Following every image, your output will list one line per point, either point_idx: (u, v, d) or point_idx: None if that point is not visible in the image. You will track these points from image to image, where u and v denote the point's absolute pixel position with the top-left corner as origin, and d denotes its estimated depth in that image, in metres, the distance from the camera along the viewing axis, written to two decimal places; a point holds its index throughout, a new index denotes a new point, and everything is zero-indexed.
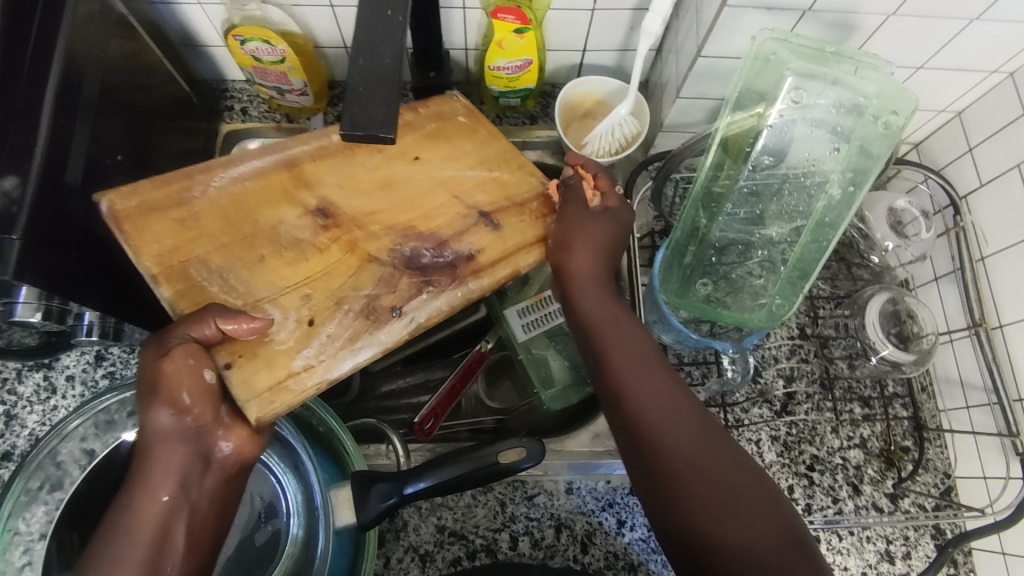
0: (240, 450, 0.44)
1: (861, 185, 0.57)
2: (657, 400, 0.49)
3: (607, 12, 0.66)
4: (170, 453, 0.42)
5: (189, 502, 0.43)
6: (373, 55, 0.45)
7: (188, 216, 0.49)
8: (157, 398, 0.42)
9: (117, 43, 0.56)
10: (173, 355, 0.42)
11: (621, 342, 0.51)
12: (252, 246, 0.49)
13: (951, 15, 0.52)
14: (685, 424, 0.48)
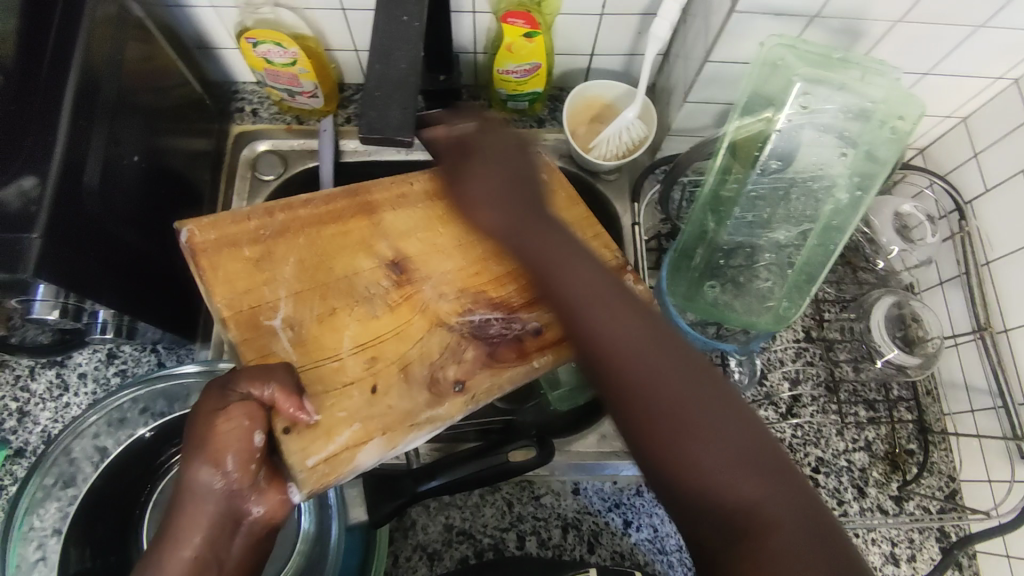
0: (272, 513, 0.43)
1: (868, 189, 0.57)
2: (619, 325, 0.43)
3: (616, 17, 0.67)
4: (206, 511, 0.42)
5: (217, 561, 0.43)
6: (389, 60, 0.46)
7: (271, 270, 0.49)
8: (197, 454, 0.41)
9: (133, 45, 0.57)
10: (230, 413, 0.41)
11: (577, 300, 0.45)
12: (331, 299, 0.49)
13: (957, 22, 0.52)
14: (652, 349, 0.42)
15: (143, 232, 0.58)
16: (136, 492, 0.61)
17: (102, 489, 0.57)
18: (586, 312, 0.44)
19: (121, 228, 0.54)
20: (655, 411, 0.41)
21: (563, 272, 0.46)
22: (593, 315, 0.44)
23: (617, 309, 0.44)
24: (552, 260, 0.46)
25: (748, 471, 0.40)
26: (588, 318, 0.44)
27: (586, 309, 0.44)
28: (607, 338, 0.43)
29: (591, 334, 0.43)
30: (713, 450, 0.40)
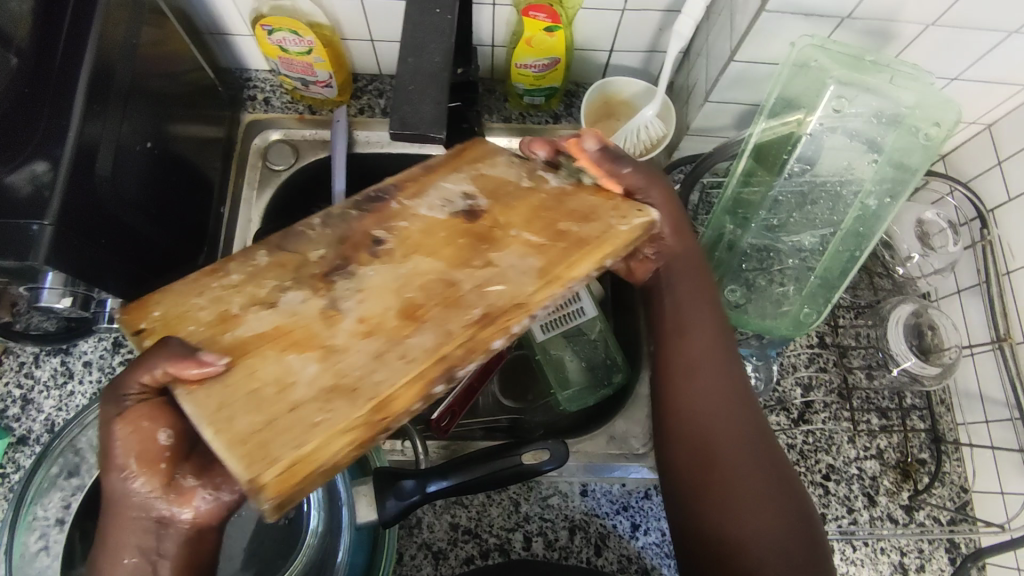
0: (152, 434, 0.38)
1: (898, 196, 0.56)
2: (722, 396, 0.52)
3: (638, 13, 0.66)
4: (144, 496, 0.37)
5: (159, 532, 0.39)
6: (422, 52, 0.46)
7: (292, 440, 0.34)
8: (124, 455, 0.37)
9: (148, 30, 0.56)
10: (125, 417, 0.38)
11: (692, 336, 0.53)
12: (268, 357, 0.37)
13: (989, 27, 0.51)
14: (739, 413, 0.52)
15: (154, 221, 0.58)
16: None
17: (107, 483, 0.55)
18: (697, 345, 0.53)
19: (132, 215, 0.54)
20: (722, 461, 0.50)
21: (690, 305, 0.54)
22: (705, 347, 0.53)
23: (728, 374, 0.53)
24: (680, 316, 0.54)
25: (764, 509, 0.49)
26: (700, 381, 0.52)
27: (704, 367, 0.53)
28: (705, 376, 0.52)
29: (687, 390, 0.52)
30: (750, 488, 0.50)
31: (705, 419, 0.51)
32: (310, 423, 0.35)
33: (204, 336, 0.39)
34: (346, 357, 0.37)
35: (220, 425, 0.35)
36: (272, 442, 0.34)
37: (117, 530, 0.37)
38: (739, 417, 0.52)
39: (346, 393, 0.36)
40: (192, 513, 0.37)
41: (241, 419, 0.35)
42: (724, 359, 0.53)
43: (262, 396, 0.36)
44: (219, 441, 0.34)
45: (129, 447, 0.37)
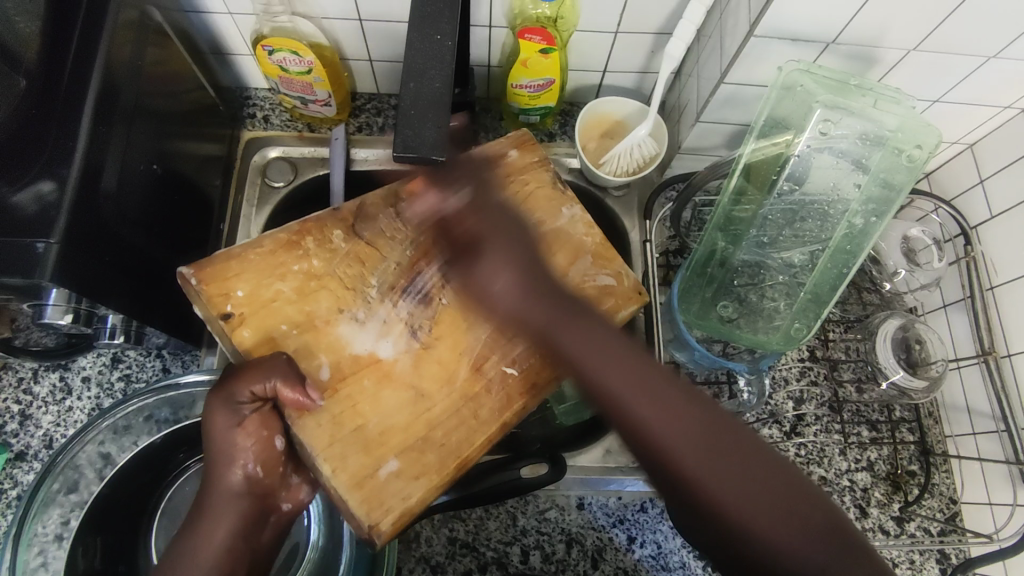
0: (250, 438, 0.46)
1: (883, 215, 0.58)
2: (566, 323, 0.47)
3: (631, 35, 0.68)
4: (238, 508, 0.46)
5: (247, 549, 0.47)
6: (423, 77, 0.47)
7: (398, 490, 0.45)
8: (221, 458, 0.45)
9: (152, 50, 0.57)
10: (246, 426, 0.45)
11: (531, 289, 0.48)
12: (367, 392, 0.48)
13: (968, 52, 0.53)
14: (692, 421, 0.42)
15: (155, 238, 0.58)
16: (144, 500, 0.61)
17: (109, 497, 0.57)
18: (564, 331, 0.46)
19: (133, 232, 0.54)
20: (702, 479, 0.41)
21: (523, 297, 0.48)
22: (520, 286, 0.48)
23: (605, 334, 0.46)
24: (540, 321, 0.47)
25: (721, 461, 0.41)
26: (381, 498, 0.45)
27: (381, 490, 0.45)
28: (516, 302, 0.48)
29: (630, 388, 0.43)
30: (674, 424, 0.42)
31: (626, 407, 0.43)
32: (410, 476, 0.46)
33: (300, 340, 0.49)
34: (439, 409, 0.48)
35: (333, 461, 0.45)
36: (384, 492, 0.45)
37: (221, 520, 0.45)
38: (620, 357, 0.45)
39: (437, 446, 0.47)
40: (293, 503, 0.49)
41: (388, 466, 0.46)
42: (518, 264, 0.49)
43: (366, 438, 0.46)
44: (341, 480, 0.45)
45: (253, 447, 0.46)
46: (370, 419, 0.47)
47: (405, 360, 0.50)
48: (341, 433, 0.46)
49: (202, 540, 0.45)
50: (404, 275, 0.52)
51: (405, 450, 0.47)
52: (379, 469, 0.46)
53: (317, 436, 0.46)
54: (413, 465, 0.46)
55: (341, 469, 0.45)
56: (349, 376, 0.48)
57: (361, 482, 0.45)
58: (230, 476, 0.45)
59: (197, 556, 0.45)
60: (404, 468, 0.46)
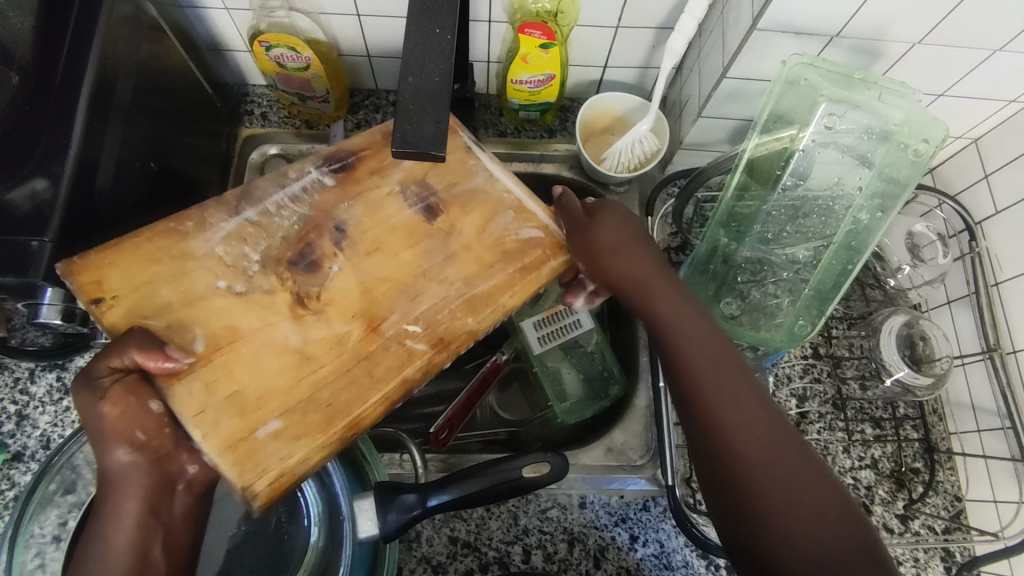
0: (121, 415, 0.40)
1: (889, 210, 0.57)
2: (701, 336, 0.50)
3: (632, 29, 0.67)
4: (137, 483, 0.40)
5: (162, 527, 0.40)
6: (423, 71, 0.47)
7: (277, 451, 0.43)
8: (102, 438, 0.40)
9: (148, 46, 0.56)
10: (112, 396, 0.40)
11: (671, 297, 0.52)
12: (245, 356, 0.45)
13: (974, 44, 0.53)
14: (761, 425, 0.47)
15: None
16: None
17: None
18: (692, 336, 0.50)
19: (131, 230, 0.54)
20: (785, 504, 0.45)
21: (668, 304, 0.51)
22: (668, 288, 0.52)
23: (690, 318, 0.51)
24: (666, 328, 0.51)
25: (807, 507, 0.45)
26: (263, 460, 0.42)
27: (259, 452, 0.43)
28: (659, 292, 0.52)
29: (704, 363, 0.49)
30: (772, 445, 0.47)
31: (732, 425, 0.47)
32: (290, 438, 0.43)
33: (177, 313, 0.45)
34: (326, 367, 0.46)
35: (206, 427, 0.43)
36: (259, 452, 0.43)
37: (125, 498, 0.40)
38: (745, 381, 0.49)
39: (322, 406, 0.45)
40: (201, 465, 0.42)
41: (269, 426, 0.43)
42: (670, 279, 0.52)
43: (243, 402, 0.44)
44: (212, 444, 0.42)
45: (123, 423, 0.40)
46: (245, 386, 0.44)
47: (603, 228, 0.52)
48: (219, 396, 0.43)
49: (107, 524, 0.39)
50: (290, 248, 0.49)
51: (286, 410, 0.44)
52: (262, 428, 0.43)
53: (184, 398, 0.43)
54: (288, 424, 0.44)
55: (221, 428, 0.43)
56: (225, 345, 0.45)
57: (236, 443, 0.43)
58: (116, 454, 0.40)
59: (107, 540, 0.39)
60: (283, 424, 0.44)
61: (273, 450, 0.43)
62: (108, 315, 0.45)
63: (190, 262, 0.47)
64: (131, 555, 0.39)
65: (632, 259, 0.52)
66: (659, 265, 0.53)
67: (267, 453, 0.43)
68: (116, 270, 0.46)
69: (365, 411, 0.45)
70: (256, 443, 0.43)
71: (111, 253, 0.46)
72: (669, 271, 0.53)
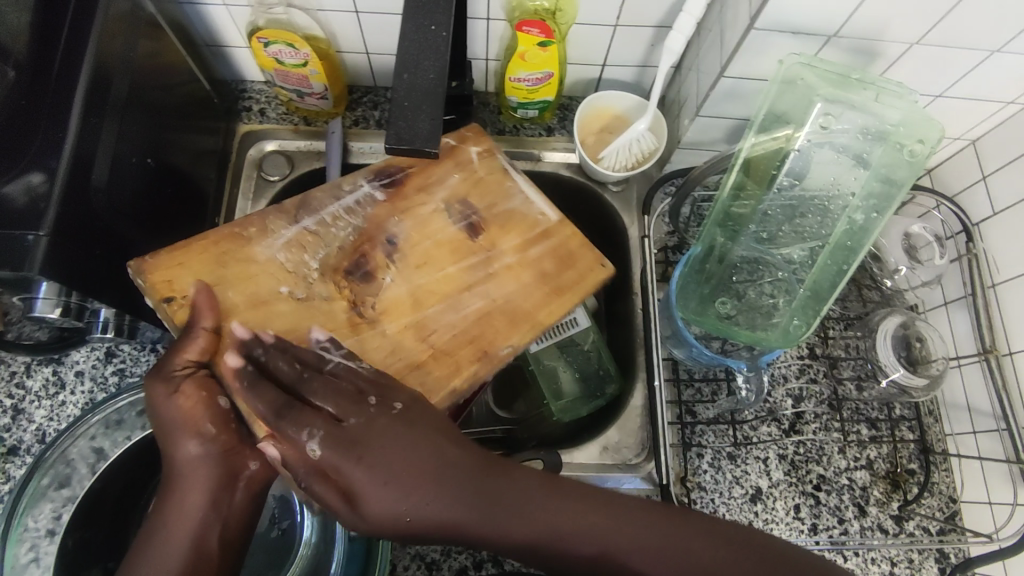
0: (194, 407, 0.44)
1: (884, 211, 0.57)
2: (529, 496, 0.45)
3: (630, 28, 0.67)
4: (203, 474, 0.44)
5: (221, 519, 0.45)
6: (419, 68, 0.47)
7: (365, 468, 0.43)
8: (174, 430, 0.44)
9: (145, 42, 0.56)
10: (183, 390, 0.44)
11: (479, 483, 0.45)
12: (319, 374, 0.45)
13: (972, 45, 0.53)
14: (586, 534, 0.44)
15: (148, 231, 0.58)
16: (135, 496, 0.60)
17: (102, 492, 0.57)
18: (504, 527, 0.44)
19: (127, 224, 0.54)
20: None
21: (494, 513, 0.44)
22: (469, 511, 0.44)
23: (505, 497, 0.45)
24: (491, 500, 0.44)
25: None
26: (347, 473, 0.43)
27: (343, 471, 0.43)
28: (486, 523, 0.44)
29: (554, 532, 0.44)
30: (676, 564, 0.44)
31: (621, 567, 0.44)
32: (375, 455, 0.43)
33: (243, 318, 0.48)
34: (396, 385, 0.46)
35: (287, 443, 0.43)
36: (346, 472, 0.43)
37: (190, 489, 0.44)
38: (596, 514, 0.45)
39: (400, 425, 0.44)
40: (261, 463, 0.46)
41: (332, 448, 0.44)
42: (475, 486, 0.45)
43: (323, 420, 0.43)
44: (296, 462, 0.43)
45: (194, 415, 0.44)
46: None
47: (374, 502, 0.43)
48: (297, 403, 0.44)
49: (173, 511, 0.44)
50: (346, 258, 0.52)
51: (367, 428, 0.44)
52: (344, 453, 0.43)
53: (263, 410, 0.44)
54: (370, 441, 0.44)
55: (301, 446, 0.43)
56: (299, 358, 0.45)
57: (320, 465, 0.43)
58: (186, 446, 0.44)
59: (170, 524, 0.44)
60: (364, 444, 0.43)
61: (358, 468, 0.43)
62: (180, 316, 0.48)
63: (254, 266, 0.50)
64: (190, 542, 0.43)
65: (431, 510, 0.44)
66: (399, 466, 0.44)
67: (348, 471, 0.43)
68: (183, 271, 0.49)
69: (440, 420, 0.46)
70: (332, 465, 0.43)
71: (180, 254, 0.49)
72: (385, 441, 0.44)
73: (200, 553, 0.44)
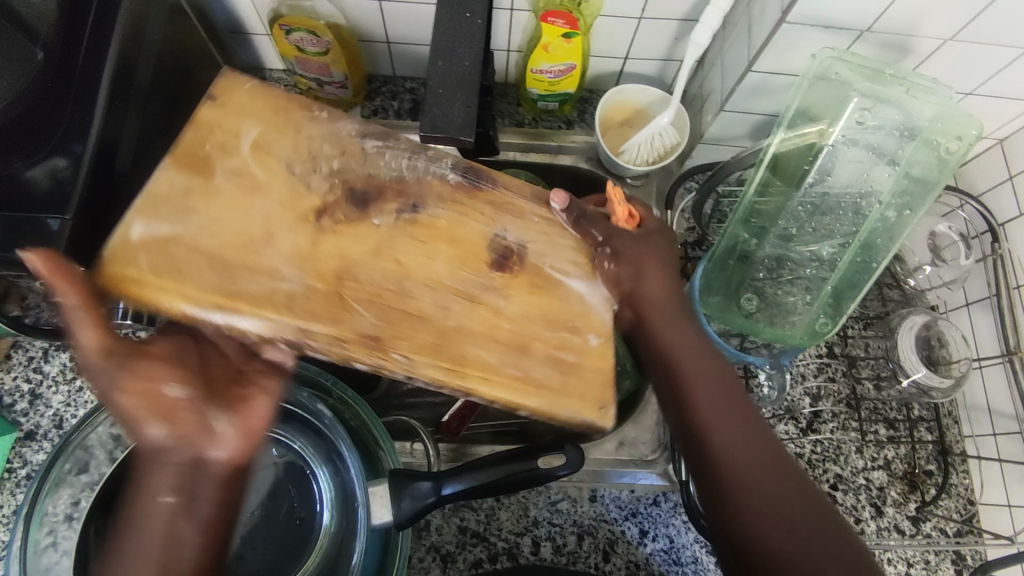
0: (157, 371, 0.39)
1: (916, 209, 0.56)
2: (687, 325, 0.49)
3: (656, 21, 0.66)
4: (166, 460, 0.39)
5: (189, 510, 0.39)
6: (452, 56, 0.46)
7: (162, 287, 0.38)
8: (125, 416, 0.38)
9: (170, 28, 0.56)
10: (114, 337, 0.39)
11: (666, 286, 0.49)
12: (221, 190, 0.41)
13: (1006, 43, 0.52)
14: (714, 365, 0.48)
15: None
16: None
17: None
18: (683, 332, 0.49)
19: None
20: (758, 504, 0.44)
21: (679, 322, 0.49)
22: (668, 288, 0.49)
23: (683, 315, 0.50)
24: (648, 309, 0.49)
25: (797, 522, 0.43)
26: (149, 351, 0.39)
27: (145, 355, 0.39)
28: (663, 293, 0.49)
29: (702, 356, 0.48)
30: (738, 437, 0.46)
31: (694, 406, 0.47)
32: (207, 301, 0.38)
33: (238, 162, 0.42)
34: (260, 251, 0.40)
35: (149, 249, 0.39)
36: (184, 268, 0.39)
37: (154, 477, 0.39)
38: (712, 361, 0.48)
39: (246, 294, 0.39)
40: (227, 450, 0.40)
41: (144, 229, 0.39)
42: (669, 274, 0.50)
43: (195, 245, 0.39)
44: (114, 271, 0.38)
45: (134, 383, 0.38)
46: (193, 213, 0.40)
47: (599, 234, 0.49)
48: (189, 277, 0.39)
49: (141, 508, 0.38)
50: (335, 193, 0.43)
51: (194, 287, 0.38)
52: (165, 340, 0.40)
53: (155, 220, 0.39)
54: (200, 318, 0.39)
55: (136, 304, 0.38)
56: (246, 193, 0.41)
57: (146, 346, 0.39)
58: (143, 429, 0.38)
59: (141, 530, 0.38)
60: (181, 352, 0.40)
61: (158, 360, 0.39)
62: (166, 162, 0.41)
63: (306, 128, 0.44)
64: (162, 542, 0.38)
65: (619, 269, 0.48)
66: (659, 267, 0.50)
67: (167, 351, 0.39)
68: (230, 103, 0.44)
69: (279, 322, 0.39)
70: (159, 356, 0.39)
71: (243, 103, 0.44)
72: (665, 254, 0.50)
73: (177, 549, 0.38)
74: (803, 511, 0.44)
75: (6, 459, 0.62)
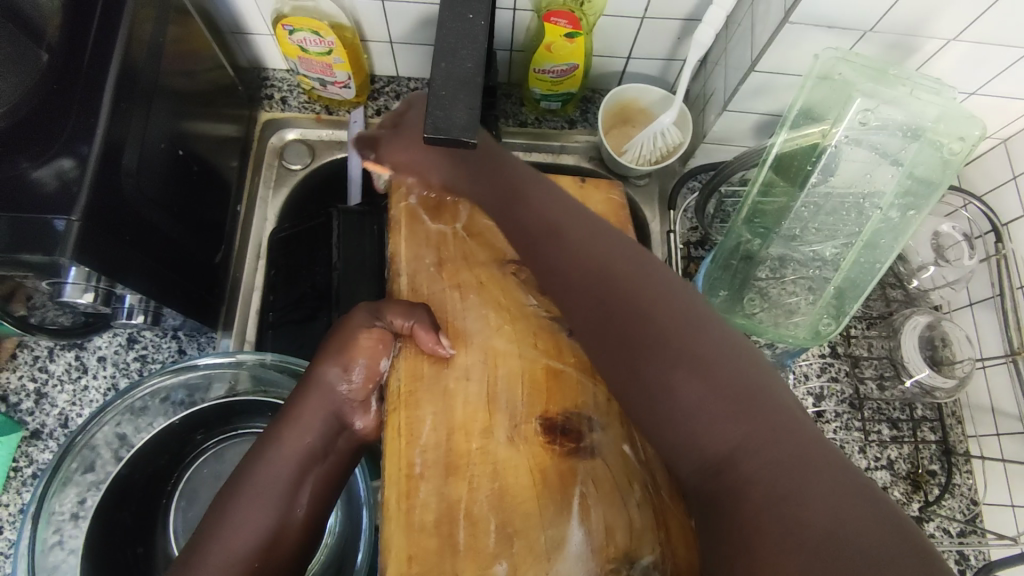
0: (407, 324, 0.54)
1: (920, 209, 0.56)
2: (565, 230, 0.48)
3: (659, 21, 0.66)
4: (315, 404, 0.46)
5: (323, 454, 0.45)
6: (454, 57, 0.46)
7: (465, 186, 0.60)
8: (331, 352, 0.46)
9: (173, 28, 0.56)
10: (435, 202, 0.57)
11: (553, 226, 0.49)
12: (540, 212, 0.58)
13: (1011, 43, 0.52)
14: (589, 255, 0.47)
15: (175, 218, 0.58)
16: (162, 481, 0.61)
17: (127, 480, 0.57)
18: (552, 248, 0.48)
19: (156, 212, 0.54)
20: (659, 397, 0.39)
21: (555, 247, 0.48)
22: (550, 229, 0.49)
23: (568, 230, 0.48)
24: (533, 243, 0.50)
25: (726, 411, 0.37)
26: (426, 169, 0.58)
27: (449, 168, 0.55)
28: (539, 234, 0.49)
29: (569, 256, 0.47)
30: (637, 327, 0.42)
31: (574, 303, 0.46)
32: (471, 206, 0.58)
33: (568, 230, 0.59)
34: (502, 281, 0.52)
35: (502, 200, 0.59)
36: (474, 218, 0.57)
37: (307, 411, 0.45)
38: (584, 245, 0.47)
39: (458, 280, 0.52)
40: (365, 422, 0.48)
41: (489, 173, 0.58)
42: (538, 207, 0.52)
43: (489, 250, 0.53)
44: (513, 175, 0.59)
45: (396, 309, 0.47)
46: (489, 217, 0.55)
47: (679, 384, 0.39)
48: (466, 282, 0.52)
49: (279, 447, 0.44)
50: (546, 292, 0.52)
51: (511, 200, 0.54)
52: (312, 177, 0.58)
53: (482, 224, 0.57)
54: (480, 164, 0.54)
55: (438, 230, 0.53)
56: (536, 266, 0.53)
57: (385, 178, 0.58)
58: (333, 371, 0.46)
59: (275, 459, 0.44)
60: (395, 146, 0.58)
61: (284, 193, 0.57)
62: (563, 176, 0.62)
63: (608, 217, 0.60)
64: (289, 485, 0.43)
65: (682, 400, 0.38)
66: (563, 217, 0.49)
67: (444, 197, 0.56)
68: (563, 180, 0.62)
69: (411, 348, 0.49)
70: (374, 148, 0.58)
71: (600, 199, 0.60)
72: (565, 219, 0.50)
73: (296, 492, 0.44)
74: (728, 393, 0.38)
75: (12, 458, 0.63)
